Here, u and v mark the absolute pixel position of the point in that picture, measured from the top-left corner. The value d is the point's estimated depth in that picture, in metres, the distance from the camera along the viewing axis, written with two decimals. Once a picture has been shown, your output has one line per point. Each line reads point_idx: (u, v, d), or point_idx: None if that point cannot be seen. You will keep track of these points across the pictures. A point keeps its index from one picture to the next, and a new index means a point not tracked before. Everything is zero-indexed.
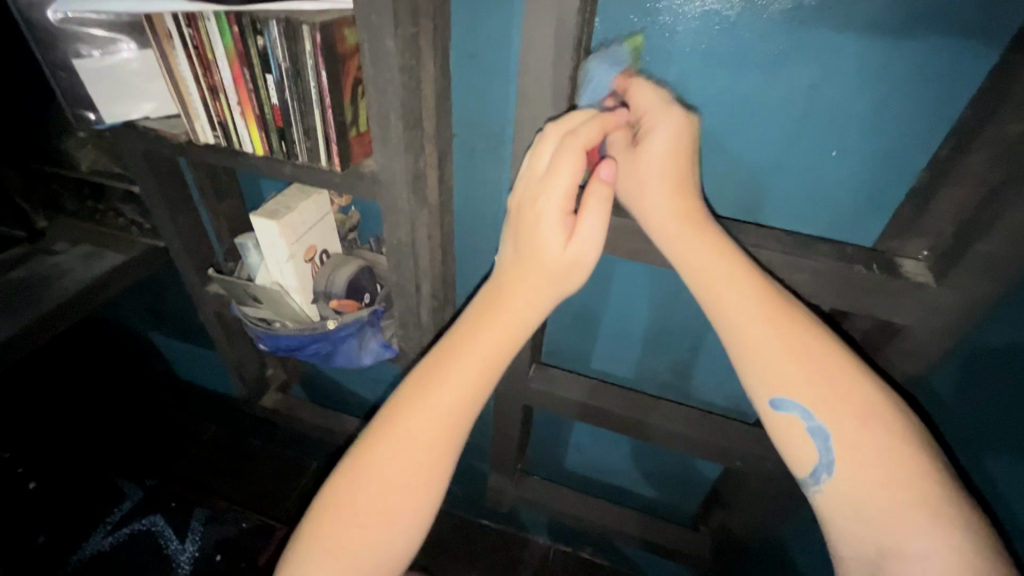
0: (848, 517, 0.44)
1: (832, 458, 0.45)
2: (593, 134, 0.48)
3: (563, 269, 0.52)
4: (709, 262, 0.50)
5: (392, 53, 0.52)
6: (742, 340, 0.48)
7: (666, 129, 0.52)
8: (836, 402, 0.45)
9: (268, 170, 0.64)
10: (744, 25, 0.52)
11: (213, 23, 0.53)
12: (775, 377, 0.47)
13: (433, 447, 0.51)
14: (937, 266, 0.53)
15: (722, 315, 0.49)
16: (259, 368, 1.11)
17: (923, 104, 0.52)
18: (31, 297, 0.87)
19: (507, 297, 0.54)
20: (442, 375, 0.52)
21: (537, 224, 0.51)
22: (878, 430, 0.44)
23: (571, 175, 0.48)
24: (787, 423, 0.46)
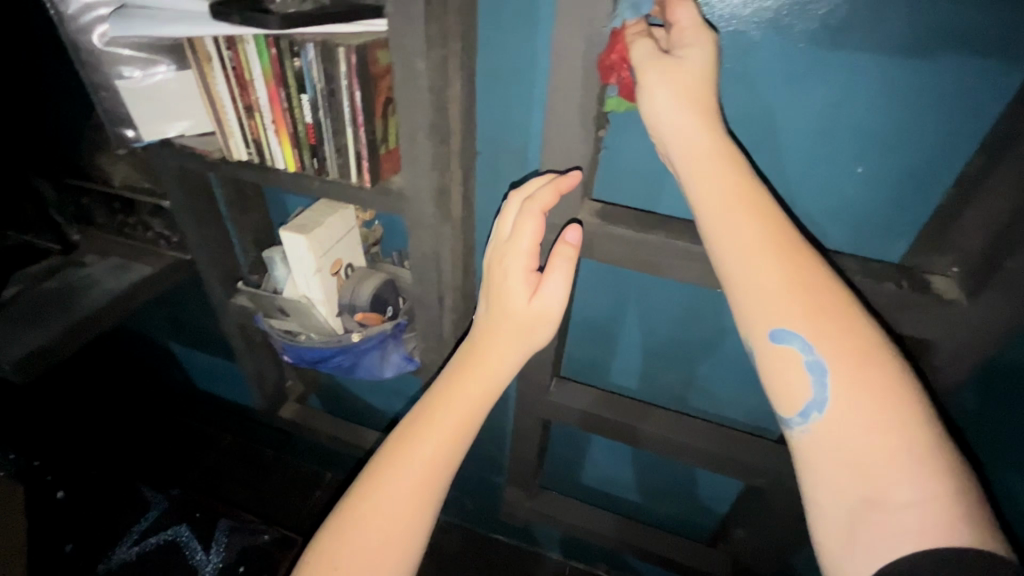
0: (827, 452, 0.42)
1: (827, 395, 0.42)
2: (548, 197, 0.55)
3: (531, 320, 0.58)
4: (717, 186, 0.46)
5: (424, 75, 0.53)
6: (749, 267, 0.45)
7: (701, 49, 0.47)
8: (835, 338, 0.43)
9: (299, 186, 0.65)
10: (767, 46, 0.53)
11: (252, 46, 0.55)
12: (771, 311, 0.45)
13: (427, 472, 0.54)
14: (967, 284, 0.53)
15: (732, 258, 0.46)
16: (279, 379, 1.12)
17: (947, 122, 0.52)
18: (66, 307, 0.89)
19: (484, 349, 0.58)
20: (437, 407, 0.56)
21: (503, 283, 0.59)
22: (874, 374, 0.41)
23: (533, 236, 0.56)
24: (783, 354, 0.44)
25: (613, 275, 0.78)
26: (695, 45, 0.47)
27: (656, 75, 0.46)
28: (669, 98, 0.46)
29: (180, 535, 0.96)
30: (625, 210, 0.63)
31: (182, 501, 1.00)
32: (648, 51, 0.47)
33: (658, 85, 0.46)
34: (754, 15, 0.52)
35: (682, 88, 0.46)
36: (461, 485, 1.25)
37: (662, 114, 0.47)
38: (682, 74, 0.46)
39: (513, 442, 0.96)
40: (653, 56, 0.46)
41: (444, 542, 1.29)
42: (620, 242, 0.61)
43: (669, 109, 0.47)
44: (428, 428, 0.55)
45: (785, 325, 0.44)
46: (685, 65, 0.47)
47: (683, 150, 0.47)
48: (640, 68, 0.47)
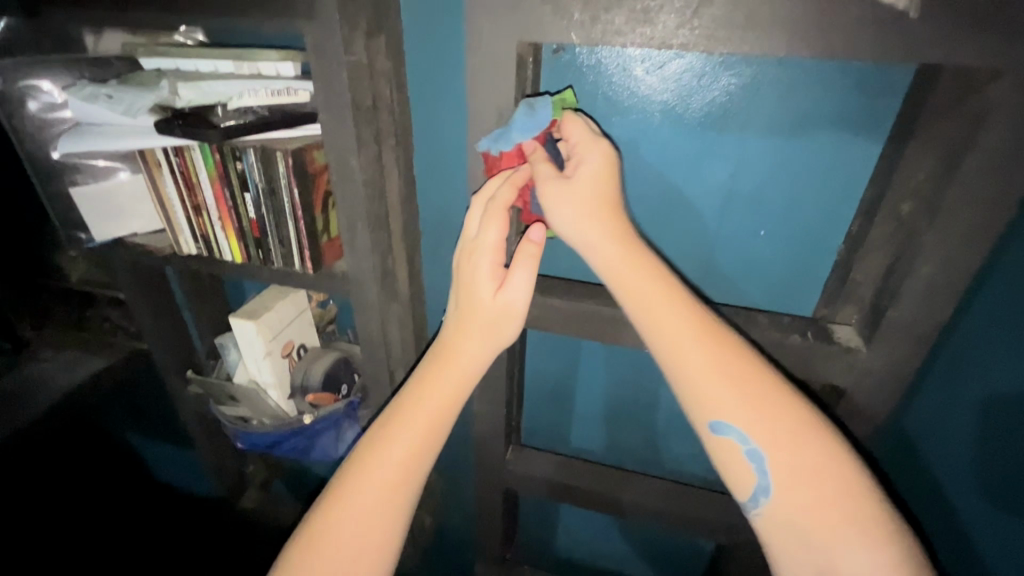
0: (786, 536, 0.45)
1: (769, 480, 0.46)
2: (508, 195, 0.53)
3: (496, 316, 0.56)
4: (640, 290, 0.50)
5: (356, 170, 0.58)
6: (683, 364, 0.48)
7: (594, 161, 0.52)
8: (769, 427, 0.46)
9: (246, 275, 0.68)
10: (663, 131, 0.60)
11: (198, 153, 0.60)
12: (714, 403, 0.47)
13: (375, 541, 0.53)
14: (865, 331, 0.57)
15: (672, 354, 0.48)
16: (239, 467, 1.09)
17: (830, 189, 0.59)
18: (14, 405, 0.88)
19: (454, 354, 0.57)
20: (374, 461, 0.54)
21: (470, 279, 0.57)
22: (810, 456, 0.45)
23: (499, 231, 0.54)
24: (725, 445, 0.47)
25: (560, 341, 0.81)
26: (586, 159, 0.52)
27: (553, 201, 0.51)
28: (568, 211, 0.51)
29: None
30: (557, 280, 0.67)
31: None
32: (545, 172, 0.52)
33: (559, 207, 0.51)
34: (648, 106, 0.59)
35: (584, 201, 0.51)
36: (435, 567, 1.20)
37: (569, 226, 0.51)
38: (580, 189, 0.51)
39: (478, 517, 0.94)
40: (551, 181, 0.51)
41: None
42: (553, 311, 0.64)
43: (574, 226, 0.51)
44: (366, 485, 0.54)
45: (722, 419, 0.46)
46: (574, 184, 0.51)
47: (600, 260, 0.51)
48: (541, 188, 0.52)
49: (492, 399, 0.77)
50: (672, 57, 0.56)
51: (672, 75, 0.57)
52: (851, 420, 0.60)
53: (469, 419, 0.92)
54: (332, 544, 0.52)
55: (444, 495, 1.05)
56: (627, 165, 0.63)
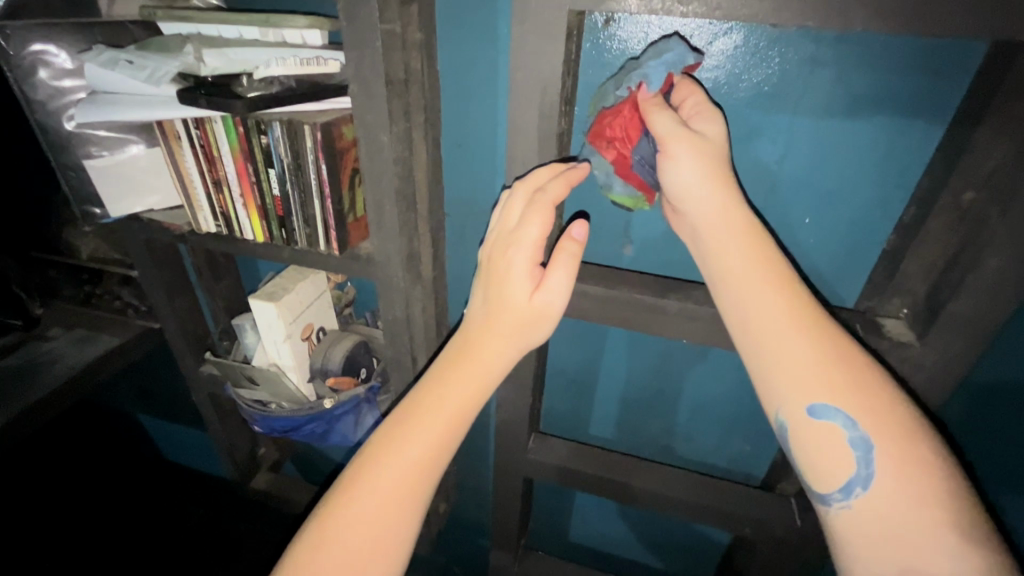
0: (873, 533, 0.42)
1: (872, 470, 0.43)
2: (559, 191, 0.50)
3: (530, 315, 0.54)
4: (749, 264, 0.47)
5: (388, 147, 0.56)
6: (783, 344, 0.46)
7: (717, 126, 0.49)
8: (879, 417, 0.44)
9: (268, 255, 0.66)
10: (711, 112, 0.57)
11: (220, 125, 0.57)
12: (818, 387, 0.45)
13: (395, 518, 0.51)
14: (916, 326, 0.54)
15: (777, 333, 0.46)
16: (251, 448, 1.08)
17: (885, 175, 0.56)
18: (25, 383, 0.86)
19: (480, 345, 0.55)
20: (411, 430, 0.53)
21: (504, 272, 0.53)
22: (915, 451, 0.42)
23: (541, 228, 0.51)
24: (825, 430, 0.45)
25: (586, 328, 0.79)
26: (709, 121, 0.49)
27: (683, 147, 0.46)
28: (692, 164, 0.47)
29: None
30: (590, 266, 0.65)
31: None
32: (671, 118, 0.47)
33: (680, 156, 0.47)
34: (696, 84, 0.56)
35: (708, 157, 0.47)
36: (447, 551, 1.20)
37: (686, 184, 0.48)
38: (710, 147, 0.48)
39: (495, 504, 0.93)
40: (676, 124, 0.47)
41: None
42: (588, 298, 0.62)
43: (689, 186, 0.47)
44: (399, 453, 0.52)
45: (825, 402, 0.45)
46: (704, 138, 0.48)
47: (708, 225, 0.48)
48: (670, 135, 0.47)
49: (516, 386, 0.75)
50: (724, 32, 0.53)
51: (723, 50, 0.54)
52: None
53: (488, 405, 0.90)
54: (344, 531, 0.50)
55: (459, 481, 1.04)
56: None
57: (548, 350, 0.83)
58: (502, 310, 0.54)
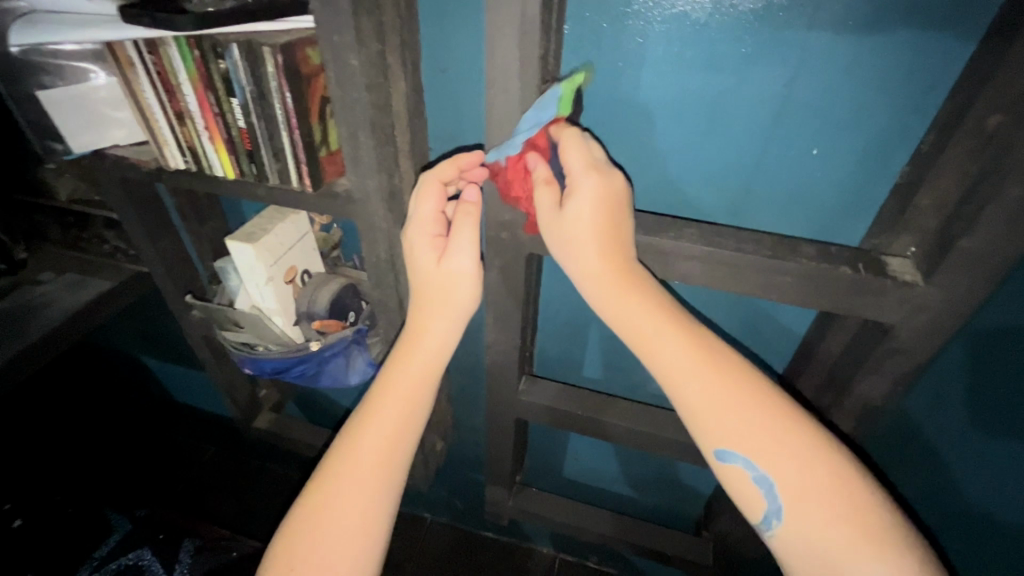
0: (803, 555, 0.45)
1: (779, 503, 0.46)
2: (447, 172, 0.58)
3: (446, 282, 0.58)
4: (645, 315, 0.50)
5: (358, 72, 0.51)
6: (688, 392, 0.48)
7: (582, 203, 0.49)
8: (771, 452, 0.46)
9: (242, 193, 0.63)
10: (714, 27, 0.51)
11: (175, 49, 0.52)
12: (719, 433, 0.47)
13: (366, 508, 0.55)
14: (923, 264, 0.52)
15: (680, 385, 0.49)
16: (251, 390, 1.10)
17: (903, 100, 0.50)
18: (18, 327, 0.86)
19: (421, 329, 0.59)
20: (362, 433, 0.57)
21: (412, 252, 0.58)
22: (817, 470, 0.46)
23: (434, 202, 0.57)
24: (734, 471, 0.48)
25: None
26: (578, 197, 0.49)
27: (548, 232, 0.51)
28: (559, 243, 0.51)
29: (142, 559, 0.93)
30: None
31: (147, 524, 0.99)
32: (542, 199, 0.51)
33: (551, 236, 0.51)
34: None
35: (569, 238, 0.50)
36: (447, 487, 1.25)
37: (566, 254, 0.51)
38: (569, 225, 0.50)
39: (489, 444, 0.95)
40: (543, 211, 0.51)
41: (435, 542, 1.32)
42: None
43: (570, 255, 0.51)
44: (361, 459, 0.56)
45: (728, 447, 0.47)
46: (566, 218, 0.50)
47: (583, 278, 0.51)
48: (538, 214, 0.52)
49: (505, 329, 0.73)
50: None
51: None
52: (888, 359, 0.57)
53: (481, 348, 0.90)
54: (319, 526, 0.54)
55: (455, 422, 1.06)
56: (667, 67, 0.54)
57: (541, 292, 0.81)
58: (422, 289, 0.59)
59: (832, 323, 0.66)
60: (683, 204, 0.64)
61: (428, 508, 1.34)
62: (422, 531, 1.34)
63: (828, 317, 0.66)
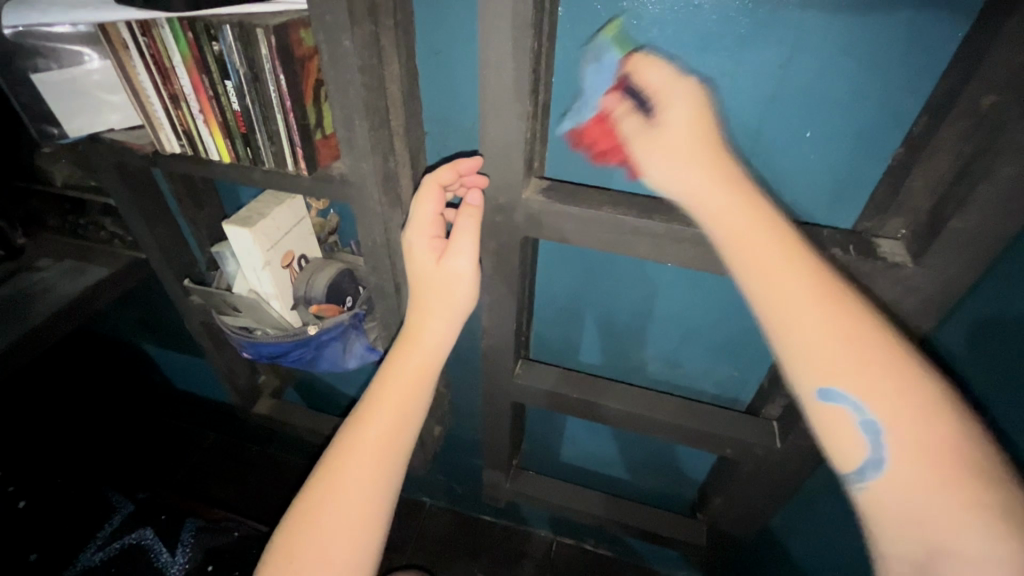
0: (894, 517, 0.40)
1: (883, 454, 0.41)
2: (445, 174, 0.59)
3: (445, 280, 0.59)
4: (749, 227, 0.45)
5: (351, 53, 0.51)
6: (790, 317, 0.43)
7: (681, 106, 0.49)
8: (898, 394, 0.40)
9: (238, 176, 0.63)
10: (708, 9, 0.51)
11: (168, 31, 0.52)
12: (825, 365, 0.42)
13: (366, 498, 0.56)
14: (914, 246, 0.52)
15: (782, 307, 0.43)
16: (251, 375, 1.11)
17: (896, 82, 0.51)
18: (17, 312, 0.86)
19: (419, 327, 0.60)
20: (362, 425, 0.58)
21: (411, 251, 0.61)
22: (931, 425, 0.39)
23: (433, 204, 0.59)
24: (835, 414, 0.42)
25: (574, 254, 0.77)
26: (672, 107, 0.49)
27: (655, 161, 0.49)
28: (659, 163, 0.49)
29: (144, 538, 0.95)
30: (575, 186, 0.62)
31: (148, 506, 1.01)
32: (634, 124, 0.51)
33: (657, 167, 0.49)
34: None
35: (672, 149, 0.48)
36: (446, 472, 1.26)
37: (667, 180, 0.48)
38: (671, 137, 0.48)
39: (487, 428, 0.96)
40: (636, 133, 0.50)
41: (434, 526, 1.34)
42: (569, 219, 0.60)
43: (674, 178, 0.48)
44: (357, 460, 0.56)
45: (832, 385, 0.42)
46: (665, 132, 0.48)
47: (681, 185, 0.47)
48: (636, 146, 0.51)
49: (501, 313, 0.74)
50: None
51: None
52: None
53: (478, 334, 0.90)
54: (318, 520, 0.55)
55: (453, 406, 1.07)
56: (660, 48, 0.54)
57: (538, 277, 0.82)
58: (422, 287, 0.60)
59: None
60: None
61: (427, 493, 1.36)
62: (421, 515, 1.36)
63: None
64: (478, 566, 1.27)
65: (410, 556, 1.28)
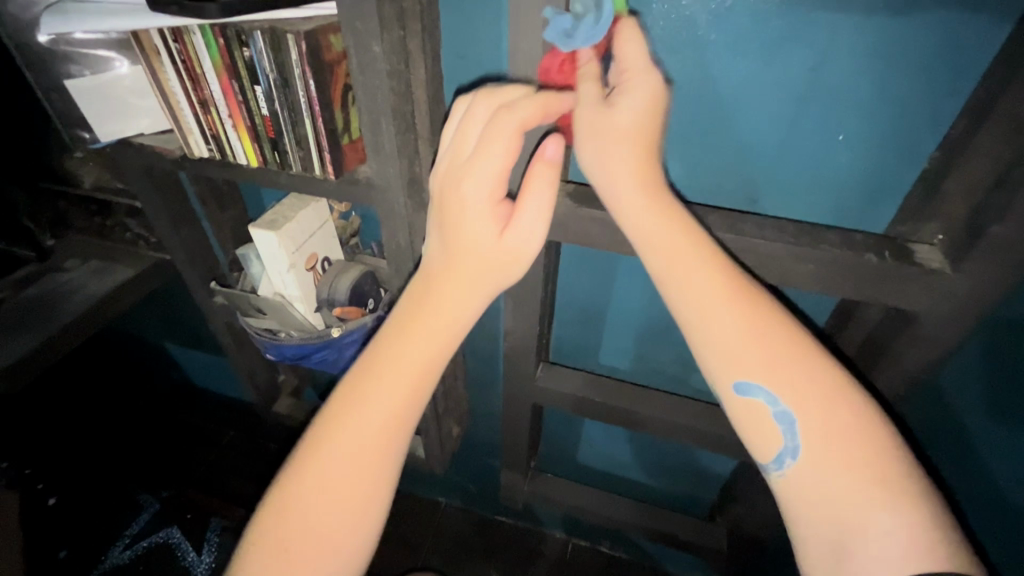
0: (807, 497, 0.44)
1: (797, 442, 0.44)
2: (530, 113, 0.45)
3: (500, 256, 0.49)
4: (667, 241, 0.47)
5: (380, 58, 0.51)
6: (704, 320, 0.46)
7: (636, 99, 0.47)
8: (801, 390, 0.44)
9: (265, 181, 0.64)
10: (740, 10, 0.50)
11: (200, 38, 0.53)
12: (740, 368, 0.45)
13: (366, 485, 0.49)
14: (950, 251, 0.51)
15: (695, 312, 0.46)
16: (271, 375, 1.12)
17: (935, 85, 0.49)
18: (46, 313, 0.88)
19: (438, 290, 0.50)
20: (362, 404, 0.49)
21: (461, 210, 0.48)
22: (837, 415, 0.44)
23: (504, 156, 0.45)
24: (750, 406, 0.46)
25: (596, 257, 0.76)
26: (631, 92, 0.47)
27: (586, 138, 0.48)
28: (596, 155, 0.48)
29: (171, 536, 1.12)
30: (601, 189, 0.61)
31: (173, 502, 1.17)
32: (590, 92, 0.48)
33: (588, 147, 0.48)
34: None
35: (617, 144, 0.47)
36: (462, 472, 1.26)
37: (597, 169, 0.49)
38: (616, 131, 0.47)
39: (505, 429, 0.96)
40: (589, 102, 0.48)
41: (449, 526, 1.34)
42: (595, 223, 0.59)
43: (602, 168, 0.48)
44: (350, 442, 0.48)
45: (750, 380, 0.45)
46: (614, 116, 0.47)
47: (608, 185, 0.49)
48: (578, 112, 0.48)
49: (523, 315, 0.74)
50: None
51: None
52: (910, 347, 0.57)
53: (497, 335, 0.90)
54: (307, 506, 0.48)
55: (470, 406, 1.07)
56: (690, 50, 0.54)
57: (559, 280, 0.81)
58: (470, 258, 0.49)
59: (854, 310, 0.65)
60: (704, 191, 0.64)
61: (443, 493, 1.36)
62: (436, 514, 1.36)
63: (850, 304, 0.65)
64: (493, 567, 1.27)
65: (425, 556, 1.29)
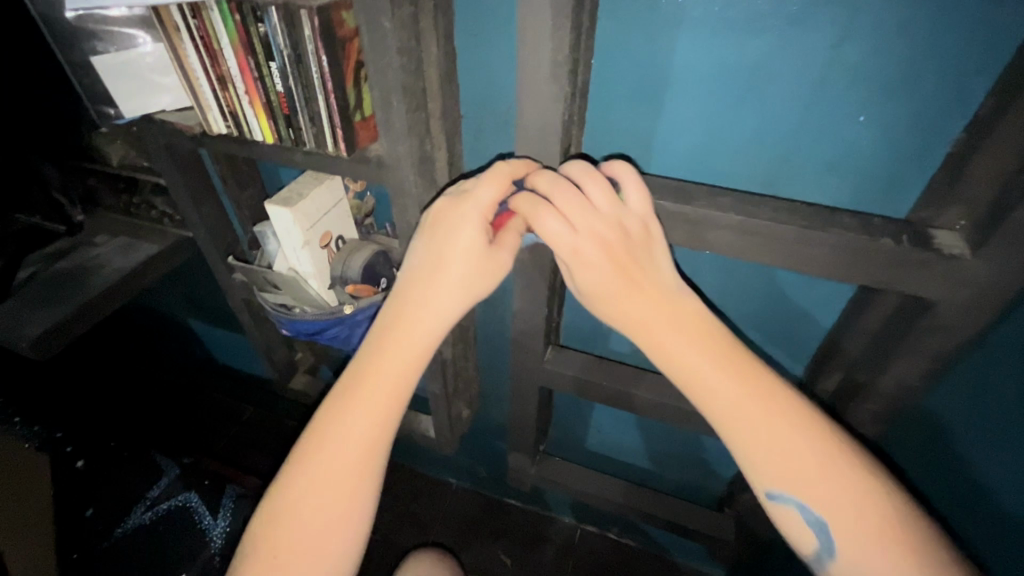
0: None
1: (833, 542, 0.46)
2: (517, 168, 0.55)
3: (486, 265, 0.56)
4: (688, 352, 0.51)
5: (390, 34, 0.51)
6: (728, 426, 0.49)
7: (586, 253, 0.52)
8: (819, 488, 0.46)
9: (279, 158, 0.65)
10: None
11: (217, 14, 0.54)
12: (769, 475, 0.48)
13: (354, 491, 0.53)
14: (972, 236, 0.49)
15: (723, 419, 0.49)
16: (288, 353, 1.14)
17: (960, 63, 0.47)
18: (77, 285, 0.92)
19: (419, 308, 0.56)
20: (346, 419, 0.54)
21: (455, 225, 0.55)
22: (872, 509, 0.45)
23: (494, 192, 0.54)
24: (783, 512, 0.48)
25: None
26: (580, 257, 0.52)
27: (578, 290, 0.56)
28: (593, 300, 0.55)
29: None
30: None
31: None
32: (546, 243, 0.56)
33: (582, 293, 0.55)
34: None
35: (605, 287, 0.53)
36: (473, 454, 1.28)
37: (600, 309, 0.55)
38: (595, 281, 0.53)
39: (514, 412, 0.96)
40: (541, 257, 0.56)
41: (459, 507, 1.37)
42: None
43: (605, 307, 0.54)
44: (334, 455, 0.53)
45: (777, 488, 0.48)
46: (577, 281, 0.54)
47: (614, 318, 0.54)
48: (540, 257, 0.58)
49: (532, 297, 0.74)
50: None
51: None
52: (927, 338, 0.55)
53: (507, 318, 0.91)
54: (297, 515, 0.51)
55: (480, 388, 1.08)
56: (703, 27, 0.52)
57: None
58: (451, 278, 0.56)
59: (870, 297, 0.63)
60: (717, 174, 0.63)
61: (454, 475, 1.38)
62: (447, 495, 1.38)
63: (867, 291, 0.64)
64: (501, 548, 1.29)
65: (435, 534, 1.32)
